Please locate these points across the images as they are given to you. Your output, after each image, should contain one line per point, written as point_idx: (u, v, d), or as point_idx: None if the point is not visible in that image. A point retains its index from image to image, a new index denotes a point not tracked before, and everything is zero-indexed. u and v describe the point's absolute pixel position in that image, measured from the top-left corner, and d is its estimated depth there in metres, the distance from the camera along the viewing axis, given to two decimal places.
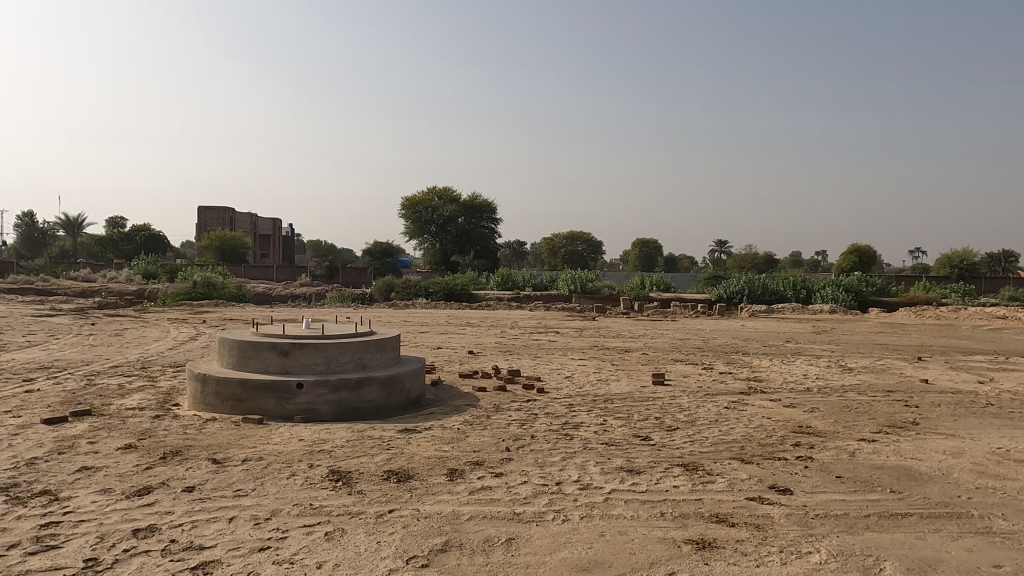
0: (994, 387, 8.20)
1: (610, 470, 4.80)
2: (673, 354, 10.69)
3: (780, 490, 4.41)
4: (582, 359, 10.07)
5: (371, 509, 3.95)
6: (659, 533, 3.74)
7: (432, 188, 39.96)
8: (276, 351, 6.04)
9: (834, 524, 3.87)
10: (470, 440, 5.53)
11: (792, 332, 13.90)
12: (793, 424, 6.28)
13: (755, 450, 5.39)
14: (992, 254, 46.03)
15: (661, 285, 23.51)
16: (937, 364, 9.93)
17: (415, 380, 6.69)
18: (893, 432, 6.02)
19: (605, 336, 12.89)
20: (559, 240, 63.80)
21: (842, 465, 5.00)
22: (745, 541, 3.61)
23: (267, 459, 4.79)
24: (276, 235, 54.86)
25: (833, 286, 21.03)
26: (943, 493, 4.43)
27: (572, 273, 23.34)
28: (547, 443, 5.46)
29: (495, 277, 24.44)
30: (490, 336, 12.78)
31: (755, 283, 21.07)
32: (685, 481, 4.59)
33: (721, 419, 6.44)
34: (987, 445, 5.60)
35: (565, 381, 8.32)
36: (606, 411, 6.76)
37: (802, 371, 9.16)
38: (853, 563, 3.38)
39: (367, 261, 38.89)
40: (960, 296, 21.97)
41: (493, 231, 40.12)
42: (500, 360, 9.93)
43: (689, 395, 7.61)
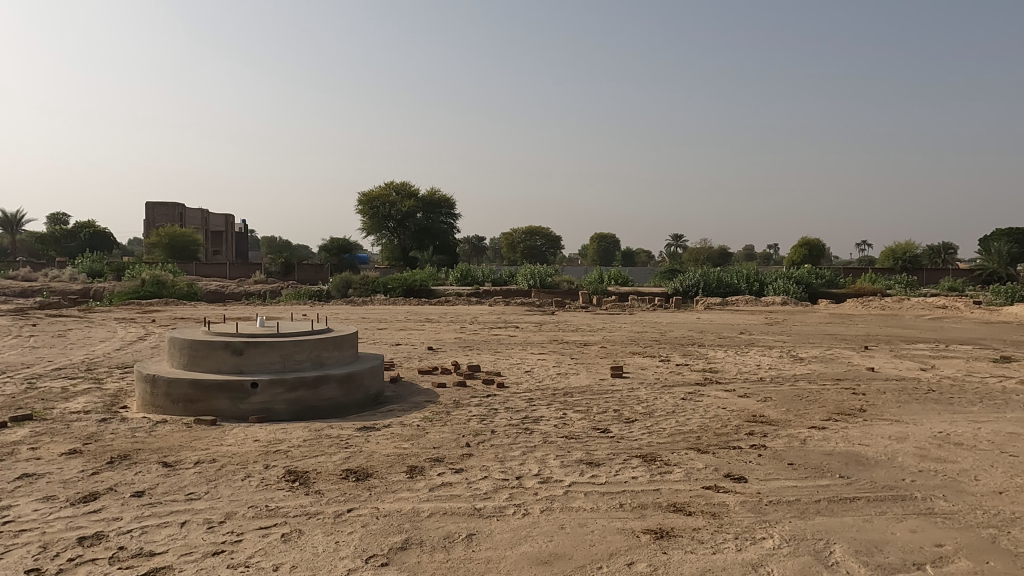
0: (935, 373, 8.57)
1: (570, 463, 4.84)
2: (632, 347, 10.85)
3: (735, 478, 4.51)
4: (541, 353, 10.12)
5: (329, 509, 3.89)
6: (618, 524, 3.78)
7: (390, 183, 39.69)
8: (230, 350, 5.88)
9: (787, 510, 3.98)
10: (430, 436, 5.49)
11: (746, 324, 14.23)
12: (747, 413, 6.43)
13: (711, 440, 5.50)
14: (933, 246, 47.99)
15: (620, 279, 23.85)
16: (882, 352, 10.33)
17: (375, 377, 6.63)
18: (841, 419, 6.22)
19: (565, 330, 12.95)
20: (518, 236, 63.95)
21: (794, 452, 5.13)
22: (702, 529, 3.68)
23: (221, 462, 4.67)
24: (230, 231, 53.59)
25: (784, 278, 21.68)
26: (889, 476, 4.60)
27: (530, 268, 23.35)
28: (508, 438, 5.47)
29: (454, 272, 24.30)
30: (449, 331, 12.72)
31: (709, 276, 21.51)
32: (643, 472, 4.65)
33: (678, 410, 6.54)
34: (929, 429, 5.84)
35: (524, 375, 8.35)
36: (566, 404, 6.81)
37: (756, 362, 9.39)
38: (804, 547, 3.48)
39: (323, 257, 38.30)
40: (903, 286, 22.89)
41: (452, 226, 40.17)
42: (460, 355, 9.90)
43: (647, 387, 7.72)
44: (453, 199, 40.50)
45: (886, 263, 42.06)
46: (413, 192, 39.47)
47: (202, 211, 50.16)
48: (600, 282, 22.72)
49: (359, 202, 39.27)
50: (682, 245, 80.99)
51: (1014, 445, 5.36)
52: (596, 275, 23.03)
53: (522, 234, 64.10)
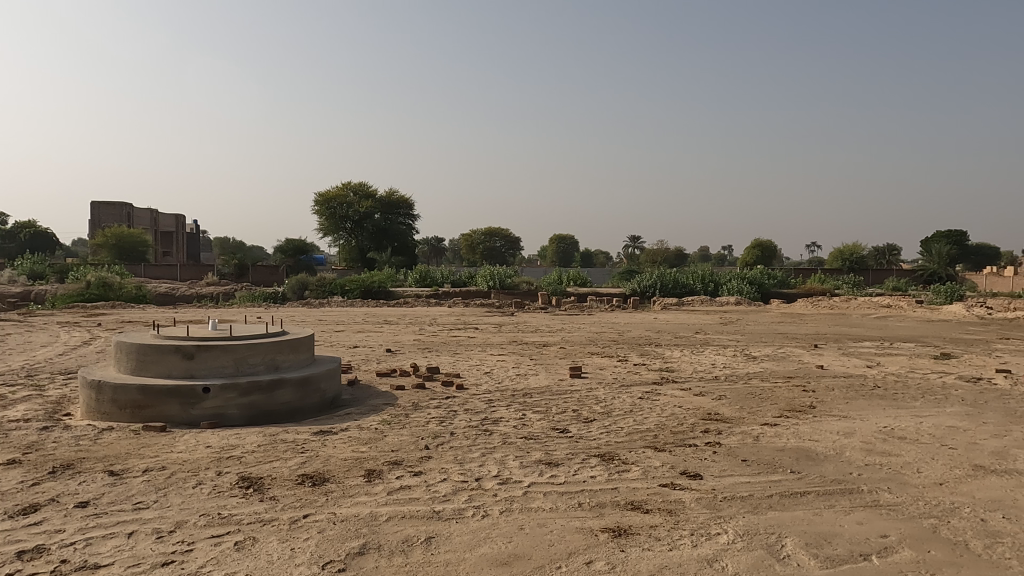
0: (881, 370, 8.89)
1: (529, 464, 4.85)
2: (590, 348, 10.93)
3: (691, 475, 4.60)
4: (501, 355, 10.11)
5: (285, 515, 3.81)
6: (577, 523, 3.80)
7: (347, 183, 39.17)
8: (180, 354, 5.72)
9: (740, 505, 4.07)
10: (388, 439, 5.44)
11: (701, 324, 14.52)
12: (702, 412, 6.55)
13: (668, 438, 5.58)
14: (878, 248, 49.83)
15: (578, 280, 24.04)
16: (830, 350, 10.67)
17: (332, 380, 6.53)
18: (792, 415, 6.40)
19: (524, 332, 12.97)
20: (478, 236, 63.85)
21: (747, 449, 5.25)
22: (658, 526, 3.74)
23: (171, 469, 4.53)
24: (181, 232, 52.09)
25: (737, 279, 22.20)
26: (837, 470, 4.75)
27: (489, 269, 23.35)
28: (467, 440, 5.46)
29: (413, 273, 24.10)
30: (408, 333, 12.61)
31: (666, 277, 21.85)
32: (602, 471, 4.69)
33: (636, 409, 6.63)
34: (875, 424, 6.05)
35: (484, 377, 8.33)
36: (525, 405, 6.82)
37: (710, 361, 9.58)
38: (757, 541, 3.56)
39: (278, 258, 37.55)
40: (851, 287, 23.66)
41: (411, 227, 39.91)
42: (419, 357, 9.83)
43: (605, 387, 7.79)
44: (411, 200, 40.22)
45: (834, 264, 43.46)
46: (371, 192, 39.04)
47: (151, 211, 48.57)
48: (559, 283, 22.87)
49: (316, 203, 38.68)
50: (639, 247, 82.16)
51: (953, 438, 5.60)
52: (555, 275, 23.17)
53: (482, 235, 63.97)
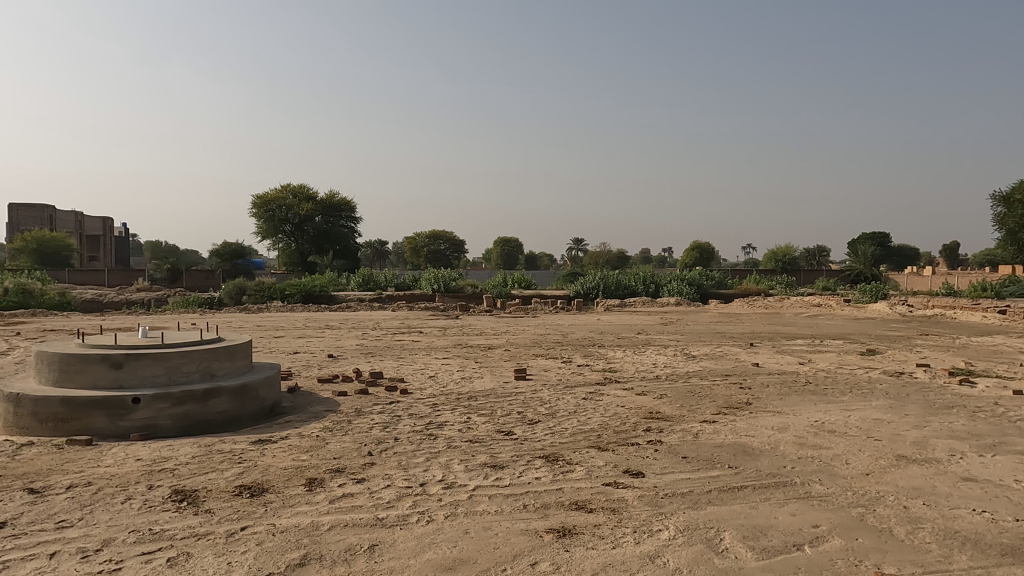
0: (811, 366, 9.28)
1: (474, 467, 4.83)
2: (535, 350, 11.00)
3: (634, 474, 4.68)
4: (446, 358, 10.06)
5: (221, 528, 3.68)
6: (522, 525, 3.81)
7: (286, 185, 38.22)
8: (107, 363, 5.45)
9: (681, 501, 4.16)
10: (330, 446, 5.33)
11: (642, 325, 14.82)
12: (644, 411, 6.69)
13: (611, 437, 5.66)
14: (808, 250, 52.07)
15: (523, 283, 24.15)
16: (765, 348, 11.07)
17: (271, 388, 6.36)
18: (730, 412, 6.60)
19: (469, 335, 12.94)
20: (421, 240, 63.40)
21: (687, 446, 5.38)
22: (602, 525, 3.78)
23: (98, 485, 4.31)
24: (108, 235, 49.76)
25: (678, 280, 22.75)
26: (772, 464, 4.92)
27: (434, 272, 23.18)
28: (411, 445, 5.40)
29: (355, 277, 23.70)
30: (350, 338, 12.40)
31: (609, 279, 22.19)
32: (546, 472, 4.72)
33: (579, 410, 6.72)
34: (807, 419, 6.30)
35: (428, 381, 8.26)
36: (470, 408, 6.81)
37: (652, 360, 9.79)
38: (697, 536, 3.65)
39: (214, 263, 36.30)
40: (784, 287, 24.60)
41: (353, 231, 39.25)
42: (362, 362, 9.67)
43: (549, 388, 7.84)
44: (353, 203, 39.61)
45: (769, 265, 45.16)
46: (311, 194, 38.19)
47: (76, 214, 46.21)
48: (503, 286, 22.92)
49: (254, 206, 37.60)
50: (583, 249, 83.29)
51: (879, 430, 5.88)
52: (499, 278, 23.20)
53: (426, 239, 63.52)
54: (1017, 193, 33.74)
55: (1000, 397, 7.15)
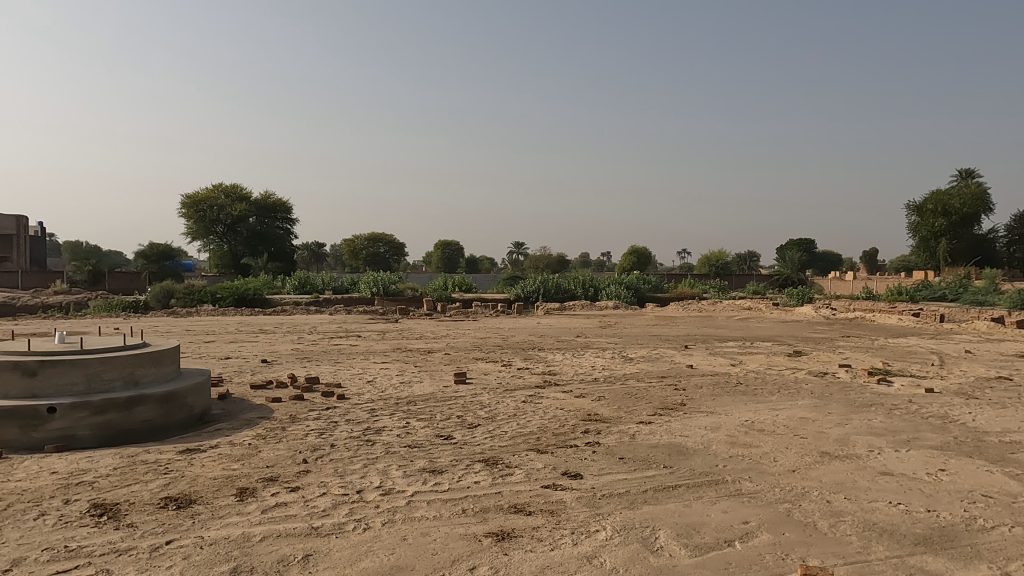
0: (742, 367, 9.61)
1: (412, 473, 4.78)
2: (475, 353, 10.98)
3: (572, 476, 4.72)
4: (384, 363, 9.91)
5: (144, 542, 3.51)
6: (460, 530, 3.79)
7: (217, 184, 36.97)
8: (20, 371, 5.12)
9: (618, 502, 4.23)
10: (263, 455, 5.16)
11: (581, 328, 15.00)
12: (583, 413, 6.76)
13: (550, 440, 5.70)
14: (739, 255, 54.00)
15: (463, 286, 24.08)
16: (699, 350, 11.39)
17: (200, 395, 6.11)
18: (665, 413, 6.76)
19: (408, 338, 12.80)
20: (360, 242, 62.39)
21: (624, 447, 5.48)
22: (541, 528, 3.80)
23: (7, 501, 4.04)
24: (22, 235, 46.85)
25: (616, 284, 23.17)
26: (705, 463, 5.06)
27: (373, 275, 22.83)
28: (348, 451, 5.28)
29: (291, 280, 23.09)
30: (285, 342, 12.07)
31: (548, 283, 22.38)
32: (485, 476, 4.71)
33: (519, 413, 6.73)
34: (738, 418, 6.51)
35: (366, 386, 8.12)
36: (409, 413, 6.72)
37: (590, 363, 9.93)
38: (633, 536, 3.71)
39: (140, 265, 34.65)
40: (717, 291, 25.37)
41: (289, 232, 38.26)
42: (298, 367, 9.42)
43: (489, 391, 7.84)
44: (289, 203, 38.66)
45: (703, 269, 46.56)
46: (244, 194, 37.04)
47: None
48: (444, 289, 22.78)
49: (183, 205, 36.21)
50: (523, 253, 83.75)
51: (804, 428, 6.13)
52: (439, 281, 23.04)
53: (364, 241, 62.54)
54: (930, 202, 35.81)
55: (914, 395, 7.58)
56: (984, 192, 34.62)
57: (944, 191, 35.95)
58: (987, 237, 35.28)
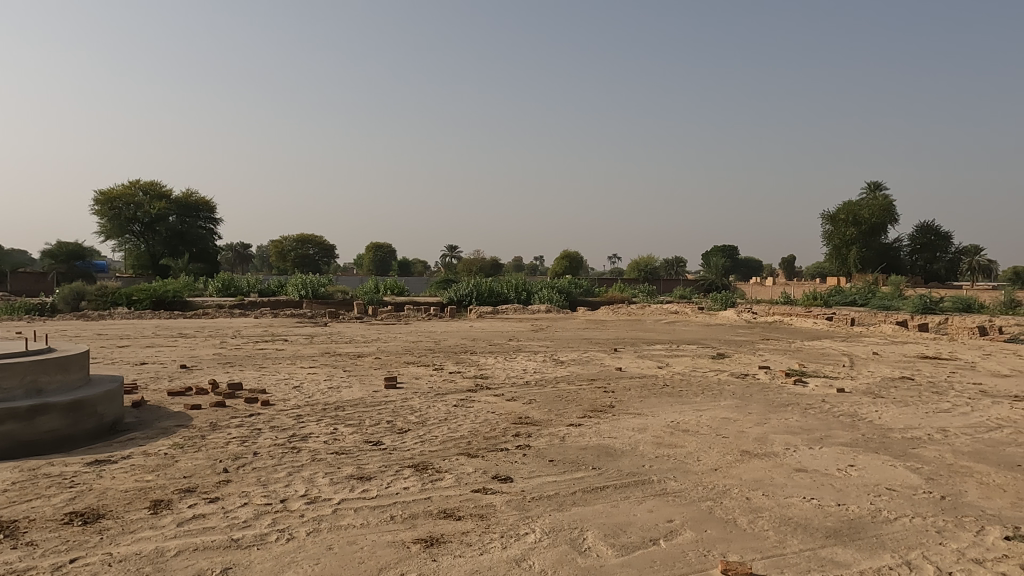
0: (668, 369, 9.89)
1: (339, 480, 4.66)
2: (406, 357, 10.84)
3: (502, 479, 4.72)
4: (312, 367, 9.66)
5: (45, 562, 3.28)
6: (388, 537, 3.72)
7: (134, 181, 35.20)
8: None
9: (547, 504, 4.26)
10: (180, 465, 4.93)
11: (514, 331, 15.08)
12: (514, 416, 6.78)
13: (481, 444, 5.69)
14: (667, 260, 55.66)
15: (395, 289, 23.76)
16: (628, 353, 11.64)
17: (111, 403, 5.77)
18: (594, 415, 6.87)
19: (337, 342, 12.52)
20: (288, 244, 60.60)
21: (554, 450, 5.53)
22: (470, 532, 3.78)
23: None
24: None
25: (548, 288, 23.42)
26: (632, 464, 5.17)
27: (301, 278, 22.21)
28: (272, 459, 5.11)
29: (214, 281, 22.16)
30: (207, 347, 11.56)
31: (482, 286, 22.34)
32: (415, 482, 4.65)
33: (450, 417, 6.68)
34: (665, 419, 6.68)
35: (292, 391, 7.88)
36: (336, 418, 6.57)
37: (522, 366, 9.98)
38: (562, 537, 3.75)
39: (46, 265, 32.52)
40: (645, 295, 26.03)
41: (212, 233, 36.80)
42: (220, 373, 9.05)
43: (420, 396, 7.76)
44: (212, 202, 37.23)
45: (633, 274, 47.67)
46: (162, 192, 35.38)
47: None
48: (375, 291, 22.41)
49: (96, 202, 34.24)
50: (456, 256, 83.40)
51: (726, 428, 6.35)
52: (371, 284, 22.64)
53: (293, 242, 60.84)
54: (841, 213, 37.85)
55: (827, 395, 7.99)
56: (890, 204, 36.89)
57: (854, 202, 38.11)
58: (892, 246, 37.70)
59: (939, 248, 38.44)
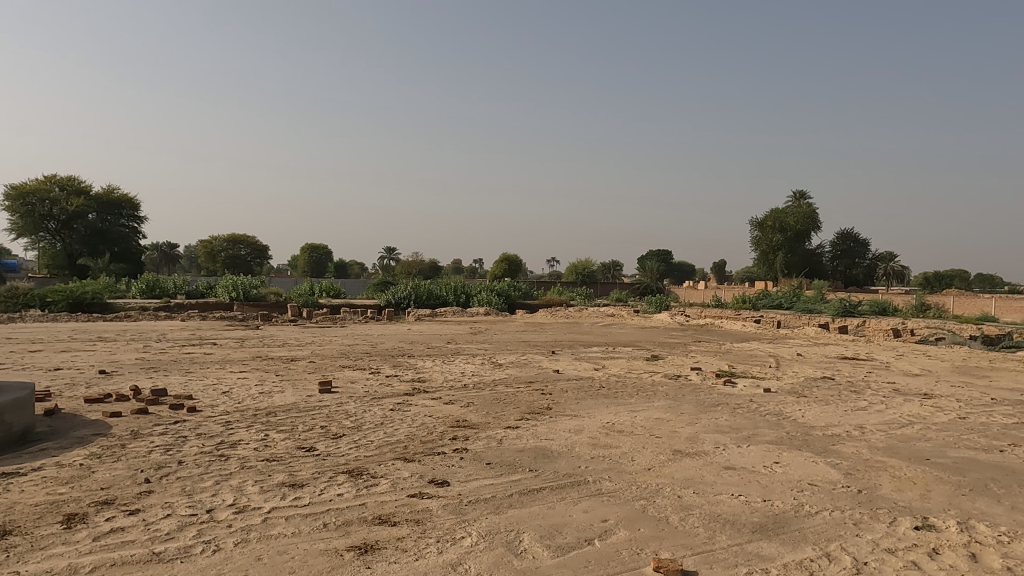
0: (604, 371, 10.05)
1: (270, 487, 4.52)
2: (341, 361, 10.63)
3: (439, 483, 4.69)
4: (242, 372, 9.34)
5: None
6: (321, 545, 3.63)
7: (50, 176, 33.29)
8: None
9: (484, 507, 4.25)
10: (97, 475, 4.67)
11: (452, 334, 15.01)
12: (451, 419, 6.74)
13: (418, 448, 5.63)
14: (605, 264, 56.68)
15: (331, 291, 23.29)
16: (565, 355, 11.76)
17: (21, 412, 5.44)
18: (532, 417, 6.91)
19: (270, 346, 12.15)
20: (218, 243, 58.50)
21: (491, 453, 5.53)
22: (405, 538, 3.73)
23: None
24: None
25: (487, 291, 23.43)
26: (568, 465, 5.22)
27: (231, 279, 21.46)
28: (198, 468, 4.91)
29: (137, 283, 21.15)
30: (129, 351, 11.01)
31: (420, 289, 22.14)
32: (349, 488, 4.56)
33: (386, 422, 6.58)
34: (601, 421, 6.78)
35: (221, 397, 7.60)
36: (267, 424, 6.37)
37: (460, 369, 9.94)
38: (498, 540, 3.75)
39: None
40: (583, 298, 26.41)
41: (135, 232, 35.20)
42: (143, 379, 8.64)
43: (355, 400, 7.62)
44: (136, 200, 35.62)
45: (571, 277, 48.30)
46: (82, 188, 33.60)
47: None
48: (310, 293, 21.88)
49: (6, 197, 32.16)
50: (395, 258, 82.47)
51: (659, 428, 6.51)
52: (305, 286, 22.09)
53: (224, 242, 58.75)
54: (768, 219, 39.43)
55: (754, 395, 8.30)
56: (813, 212, 38.67)
57: (780, 210, 39.77)
58: (815, 251, 39.53)
59: (858, 254, 40.50)
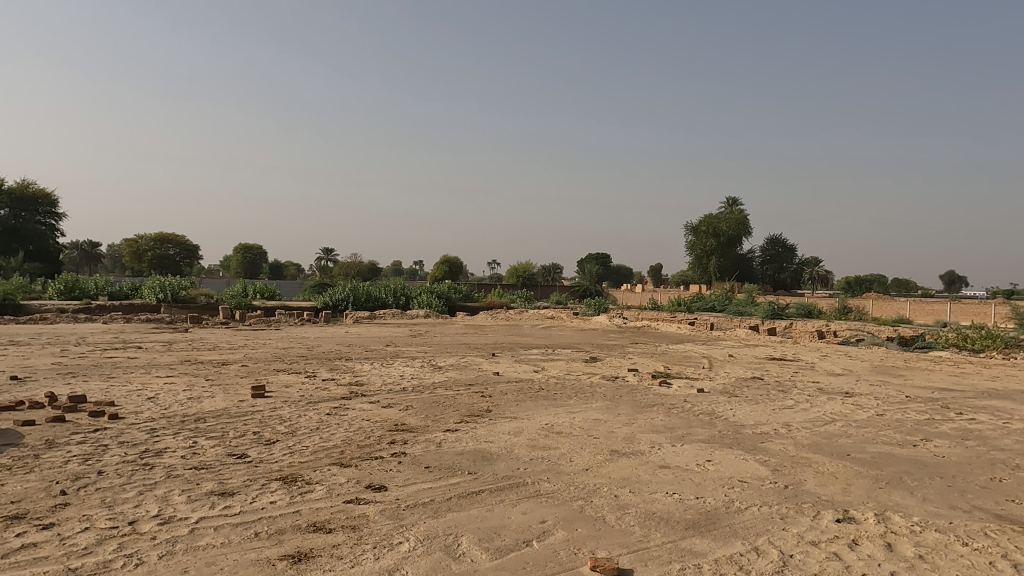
0: (544, 373, 10.12)
1: (198, 496, 4.35)
2: (276, 364, 10.33)
3: (376, 488, 4.61)
4: (170, 377, 8.95)
5: None
6: (252, 555, 3.52)
7: None
8: None
9: (422, 511, 4.21)
10: (6, 488, 4.38)
11: (391, 336, 14.83)
12: (389, 423, 6.65)
13: (355, 452, 5.53)
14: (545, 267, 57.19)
15: (266, 293, 22.64)
16: (505, 358, 11.79)
17: None
18: (471, 420, 6.89)
19: (199, 349, 11.70)
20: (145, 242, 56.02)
21: (429, 456, 5.48)
22: (341, 545, 3.65)
23: None
24: None
25: (427, 293, 23.27)
26: (507, 467, 5.23)
27: (159, 279, 20.56)
28: (120, 477, 4.67)
29: (55, 283, 20.00)
30: (44, 356, 10.39)
31: (359, 291, 21.79)
32: (282, 495, 4.43)
33: (322, 427, 6.43)
34: (540, 423, 6.82)
35: (146, 402, 7.26)
36: (196, 431, 6.12)
37: (399, 372, 9.81)
38: (436, 544, 3.72)
39: None
40: (523, 300, 26.55)
41: (52, 230, 33.34)
42: (60, 384, 8.17)
43: (290, 404, 7.42)
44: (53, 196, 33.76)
45: (512, 279, 48.52)
46: None
47: None
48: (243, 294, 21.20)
49: None
50: (332, 259, 80.90)
51: (597, 429, 6.59)
52: (238, 287, 21.37)
53: (150, 241, 56.25)
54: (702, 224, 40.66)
55: (688, 395, 8.52)
56: (744, 217, 40.10)
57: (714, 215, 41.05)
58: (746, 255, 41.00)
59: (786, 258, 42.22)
